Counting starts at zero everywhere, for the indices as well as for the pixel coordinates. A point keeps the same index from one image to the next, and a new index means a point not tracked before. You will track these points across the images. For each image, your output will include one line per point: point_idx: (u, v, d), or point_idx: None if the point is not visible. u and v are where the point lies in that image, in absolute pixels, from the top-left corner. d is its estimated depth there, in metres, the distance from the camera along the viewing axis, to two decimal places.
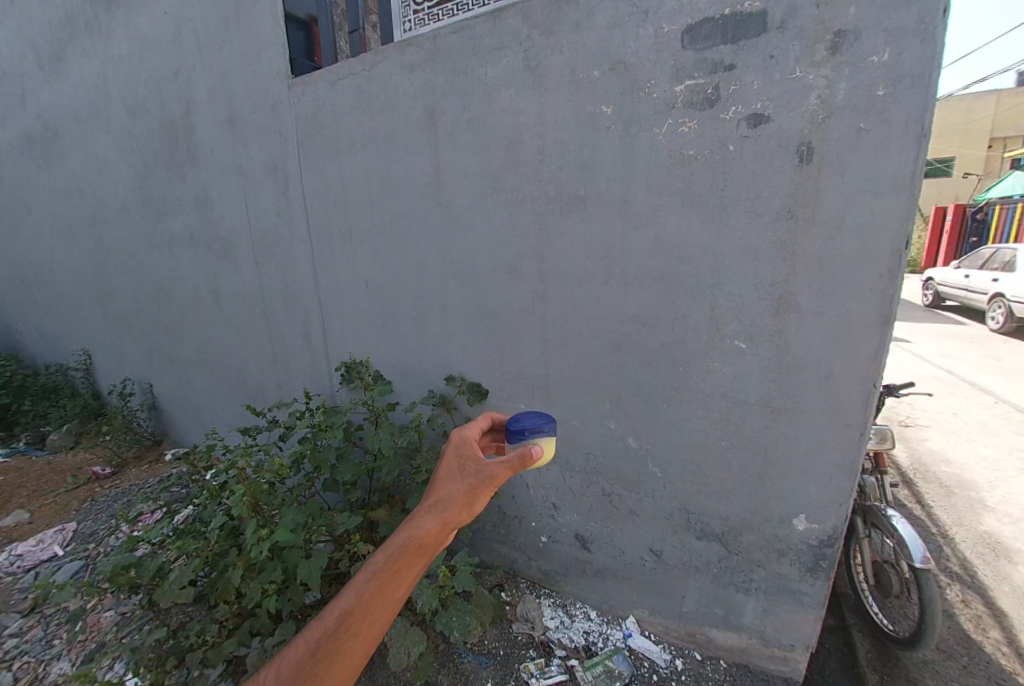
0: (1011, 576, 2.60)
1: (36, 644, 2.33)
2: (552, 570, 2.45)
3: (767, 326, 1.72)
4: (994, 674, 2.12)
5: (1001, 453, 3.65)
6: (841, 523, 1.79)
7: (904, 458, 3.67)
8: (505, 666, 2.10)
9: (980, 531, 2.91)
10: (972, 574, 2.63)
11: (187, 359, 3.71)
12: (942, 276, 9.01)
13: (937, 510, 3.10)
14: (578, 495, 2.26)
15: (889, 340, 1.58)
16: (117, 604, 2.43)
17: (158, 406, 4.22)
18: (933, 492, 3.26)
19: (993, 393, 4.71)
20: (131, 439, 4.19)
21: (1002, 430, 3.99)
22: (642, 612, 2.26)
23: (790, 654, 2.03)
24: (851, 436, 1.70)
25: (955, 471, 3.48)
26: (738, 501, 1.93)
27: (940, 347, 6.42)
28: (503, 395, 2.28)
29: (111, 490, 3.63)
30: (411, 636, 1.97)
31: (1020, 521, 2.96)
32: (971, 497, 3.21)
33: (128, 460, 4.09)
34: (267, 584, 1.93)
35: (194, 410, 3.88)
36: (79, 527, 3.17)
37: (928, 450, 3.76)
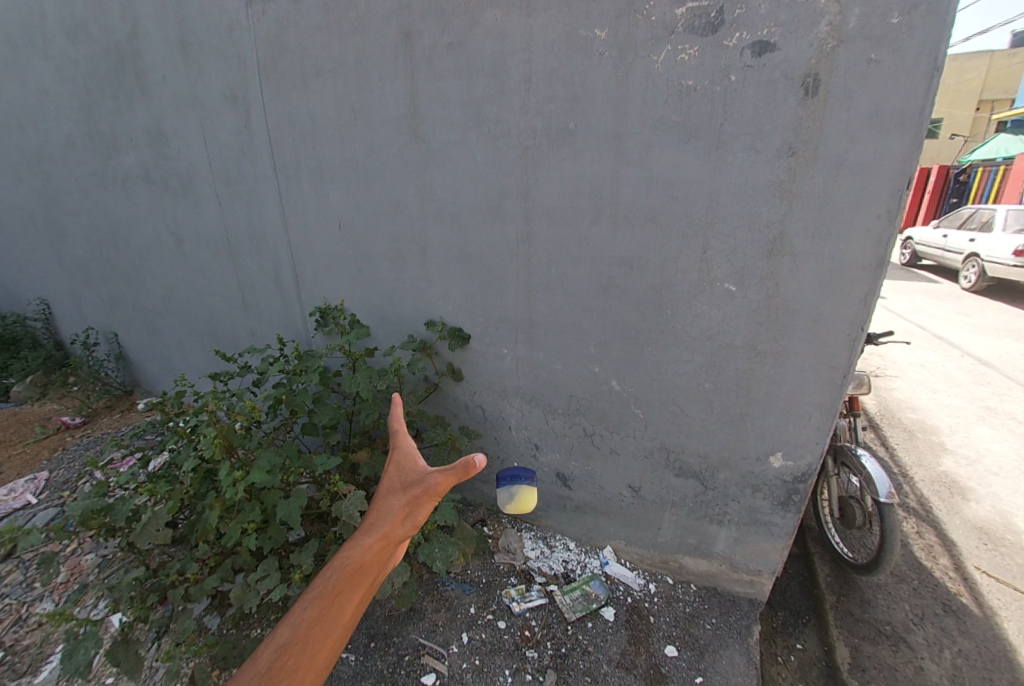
0: (963, 511, 2.78)
1: (17, 588, 2.38)
2: (534, 504, 2.55)
3: (759, 268, 1.70)
4: (942, 596, 2.32)
5: (964, 402, 3.81)
6: (816, 459, 1.87)
7: (872, 403, 3.83)
8: (488, 593, 2.23)
9: (938, 471, 3.08)
10: (927, 508, 2.81)
11: (153, 306, 3.58)
12: (922, 234, 9.03)
13: (900, 451, 3.28)
14: (560, 435, 2.30)
15: (881, 282, 1.59)
16: (96, 548, 2.49)
17: (127, 354, 4.12)
18: (897, 436, 3.43)
19: (959, 347, 4.87)
20: (100, 390, 4.10)
21: (965, 381, 4.16)
22: (619, 542, 2.40)
23: (756, 578, 2.19)
24: (834, 378, 1.73)
25: (918, 417, 3.64)
26: (717, 440, 1.98)
27: (914, 304, 6.53)
28: (485, 340, 2.27)
29: (83, 440, 3.61)
30: (394, 568, 2.04)
31: (976, 462, 3.15)
32: (932, 440, 3.38)
33: (100, 410, 4.04)
34: (247, 522, 1.96)
35: (165, 357, 3.79)
36: (52, 476, 3.16)
37: (896, 398, 3.90)
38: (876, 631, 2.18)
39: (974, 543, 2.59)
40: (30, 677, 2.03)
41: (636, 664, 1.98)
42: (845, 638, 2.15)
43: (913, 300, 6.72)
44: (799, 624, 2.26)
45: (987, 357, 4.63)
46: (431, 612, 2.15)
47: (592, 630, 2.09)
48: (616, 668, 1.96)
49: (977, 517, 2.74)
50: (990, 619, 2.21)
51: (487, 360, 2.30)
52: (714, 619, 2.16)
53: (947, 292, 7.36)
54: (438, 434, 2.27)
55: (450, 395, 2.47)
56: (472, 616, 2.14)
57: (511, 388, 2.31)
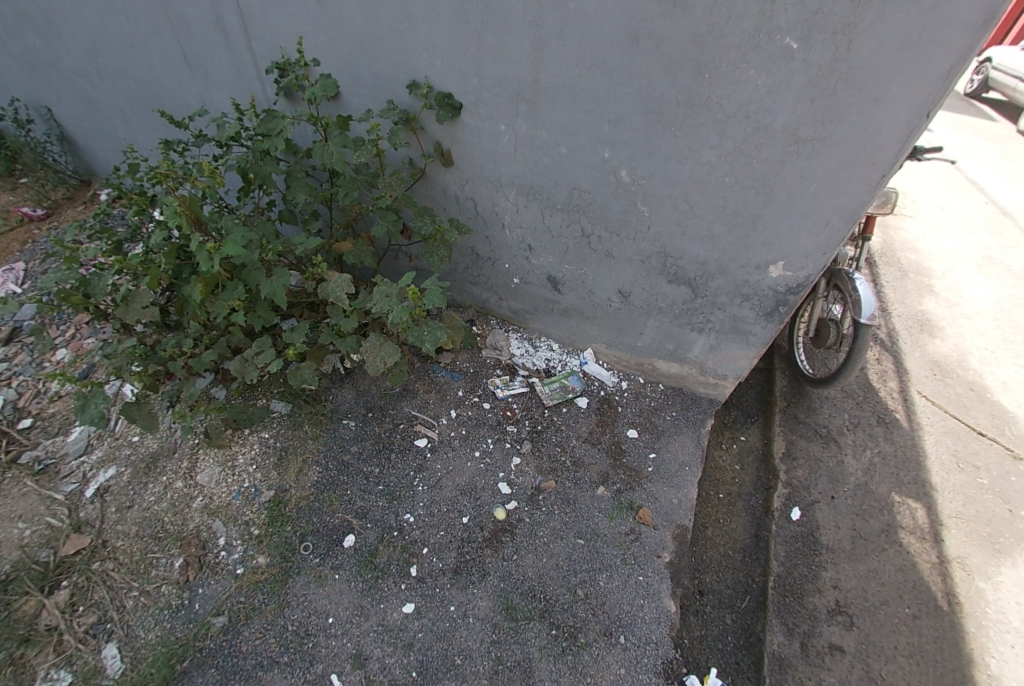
0: (926, 346, 2.89)
1: (27, 366, 2.34)
2: (521, 308, 2.52)
3: (834, 17, 1.34)
4: (877, 411, 2.53)
5: (968, 251, 3.65)
6: (815, 272, 1.80)
7: (876, 242, 3.68)
8: (475, 380, 2.37)
9: (918, 311, 3.11)
10: (893, 341, 2.92)
11: (75, 67, 2.81)
12: (1003, 56, 6.70)
13: (887, 289, 3.27)
14: (555, 235, 2.14)
15: (975, 51, 1.28)
16: (95, 332, 2.46)
17: (72, 137, 3.38)
18: (890, 275, 3.38)
19: (986, 192, 4.43)
20: (54, 177, 3.46)
21: (977, 229, 3.90)
22: (600, 345, 2.45)
23: (721, 382, 2.30)
24: (870, 178, 1.55)
25: (916, 259, 3.53)
26: (722, 245, 1.86)
27: (954, 139, 5.67)
28: (479, 111, 1.93)
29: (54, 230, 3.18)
30: (386, 349, 1.97)
31: (956, 307, 3.14)
32: (922, 282, 3.33)
33: (60, 201, 3.47)
34: (233, 302, 1.87)
35: (107, 141, 3.20)
36: (30, 265, 2.89)
37: (901, 238, 3.74)
38: (813, 432, 2.41)
39: (924, 374, 2.74)
40: (61, 435, 2.10)
41: (601, 440, 2.20)
42: (784, 435, 2.39)
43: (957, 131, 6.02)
44: (746, 422, 2.49)
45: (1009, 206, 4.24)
46: (422, 392, 2.30)
47: (565, 414, 2.29)
48: (584, 443, 2.19)
49: (938, 353, 2.86)
50: (914, 431, 2.45)
51: (480, 138, 1.99)
52: (674, 412, 2.34)
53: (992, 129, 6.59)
54: (425, 225, 2.10)
55: (439, 184, 2.22)
56: (460, 397, 2.30)
57: (505, 177, 2.06)
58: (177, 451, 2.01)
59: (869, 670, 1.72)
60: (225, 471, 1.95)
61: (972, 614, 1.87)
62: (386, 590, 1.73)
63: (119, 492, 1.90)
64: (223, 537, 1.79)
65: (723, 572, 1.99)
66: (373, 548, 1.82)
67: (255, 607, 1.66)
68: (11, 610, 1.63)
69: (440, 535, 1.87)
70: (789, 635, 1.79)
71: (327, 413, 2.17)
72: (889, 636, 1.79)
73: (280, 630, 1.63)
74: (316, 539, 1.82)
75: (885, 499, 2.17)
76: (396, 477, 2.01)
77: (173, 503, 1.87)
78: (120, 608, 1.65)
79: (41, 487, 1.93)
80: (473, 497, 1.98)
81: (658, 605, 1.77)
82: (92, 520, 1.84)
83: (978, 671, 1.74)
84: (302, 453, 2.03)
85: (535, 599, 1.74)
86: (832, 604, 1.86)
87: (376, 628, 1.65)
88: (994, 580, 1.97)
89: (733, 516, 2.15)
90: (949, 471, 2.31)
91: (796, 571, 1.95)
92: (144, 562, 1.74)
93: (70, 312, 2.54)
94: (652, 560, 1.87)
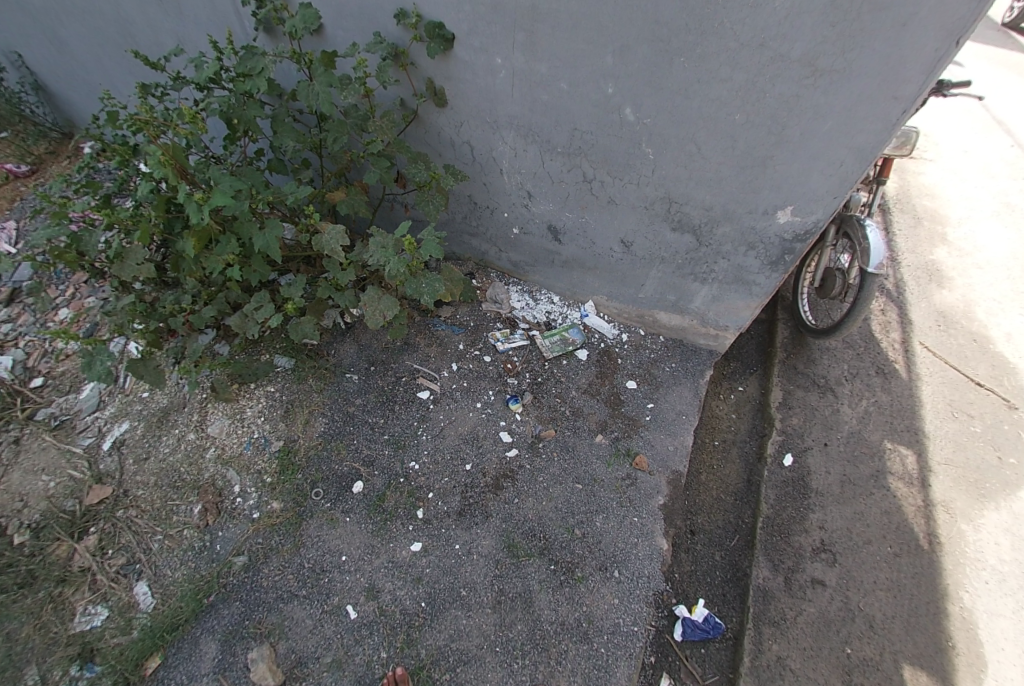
0: (933, 297, 2.85)
1: (30, 326, 2.35)
2: (521, 260, 2.48)
3: None
4: (878, 359, 2.53)
5: (986, 197, 3.52)
6: (824, 218, 1.74)
7: (891, 187, 3.54)
8: (476, 333, 2.36)
9: (928, 260, 3.04)
10: (900, 290, 2.88)
11: (41, 5, 2.62)
12: None
13: (898, 237, 3.18)
14: (555, 181, 2.07)
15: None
16: (95, 291, 2.46)
17: (47, 85, 3.22)
18: (902, 222, 3.28)
19: (1010, 132, 4.22)
20: (33, 130, 3.30)
21: (998, 173, 3.75)
22: (601, 297, 2.42)
23: (722, 332, 2.29)
24: (889, 114, 1.46)
25: (931, 205, 3.42)
26: (728, 189, 1.80)
27: (983, 75, 5.34)
28: (474, 45, 1.81)
29: (40, 186, 3.06)
30: (384, 303, 1.95)
31: (968, 256, 3.07)
32: (935, 229, 3.24)
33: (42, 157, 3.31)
34: (227, 257, 1.84)
35: (85, 88, 3.04)
36: (21, 224, 2.82)
37: (919, 183, 3.60)
38: (812, 381, 2.42)
39: (928, 323, 2.72)
40: (73, 393, 2.13)
41: (600, 391, 2.22)
42: (782, 384, 2.40)
43: (991, 64, 5.59)
44: (745, 373, 2.50)
45: None
46: (423, 346, 2.30)
47: (565, 366, 2.30)
48: (583, 393, 2.21)
49: (944, 303, 2.82)
50: (912, 380, 2.46)
51: (476, 74, 1.88)
52: (674, 363, 2.34)
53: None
54: (419, 172, 2.02)
55: (434, 126, 2.12)
56: (461, 350, 2.30)
57: (503, 118, 1.96)
58: (186, 405, 2.04)
59: (848, 601, 1.81)
60: (234, 423, 1.99)
61: (951, 552, 1.95)
62: (395, 531, 1.80)
63: (135, 444, 1.95)
64: (237, 484, 1.85)
65: (714, 514, 2.06)
66: (381, 493, 1.88)
67: (273, 547, 1.74)
68: (44, 554, 1.72)
69: (445, 480, 1.93)
70: (774, 570, 1.88)
71: (330, 367, 2.18)
72: (869, 571, 1.87)
73: (297, 567, 1.71)
74: (327, 485, 1.88)
75: (877, 445, 2.21)
76: (400, 427, 2.04)
77: (188, 454, 1.92)
78: (146, 550, 1.73)
79: (59, 441, 1.98)
80: (476, 445, 2.03)
81: (650, 543, 1.84)
82: (112, 471, 1.90)
83: (950, 605, 1.83)
84: (307, 405, 2.06)
85: (535, 538, 1.82)
86: (817, 542, 1.94)
87: (386, 564, 1.73)
88: (975, 522, 2.04)
89: (727, 462, 2.20)
90: (943, 420, 2.33)
91: (785, 512, 2.01)
92: (164, 509, 1.81)
93: (68, 272, 2.52)
94: (647, 502, 1.93)
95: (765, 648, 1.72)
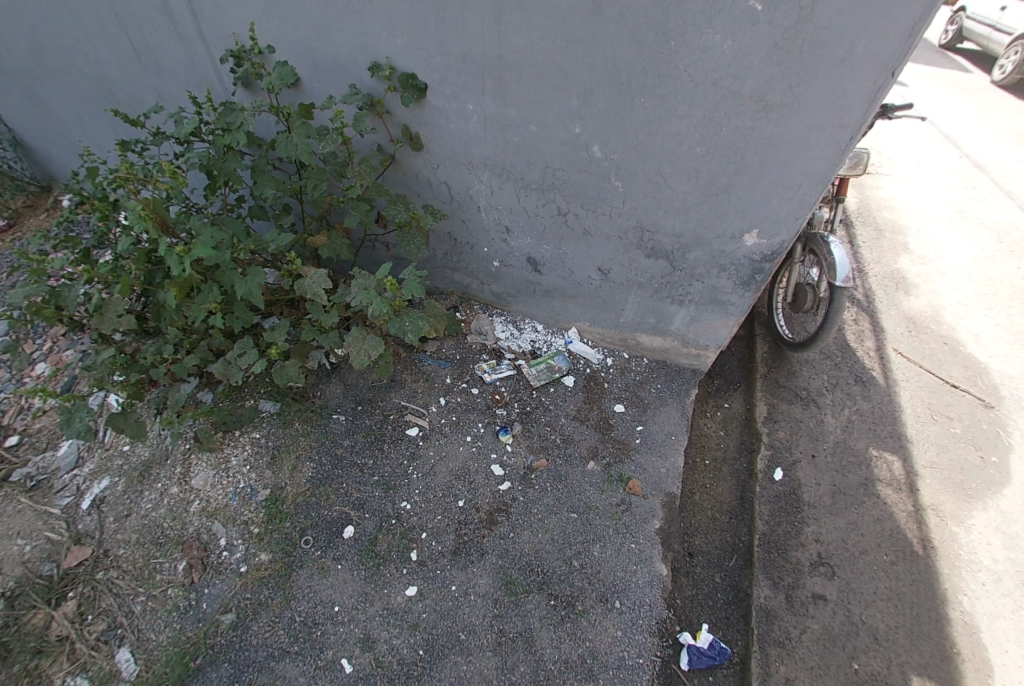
0: (901, 304, 2.95)
1: (7, 384, 2.31)
2: (504, 291, 2.52)
3: None
4: (856, 368, 2.60)
5: (943, 206, 3.69)
6: (789, 238, 1.82)
7: (852, 202, 3.71)
8: (462, 366, 2.38)
9: (893, 269, 3.17)
10: (870, 300, 2.98)
11: (21, 68, 2.67)
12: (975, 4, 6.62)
13: (863, 248, 3.32)
14: (532, 215, 2.13)
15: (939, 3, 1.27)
16: (73, 344, 2.42)
17: (26, 140, 3.24)
18: (866, 235, 3.42)
19: (958, 145, 4.47)
20: (11, 185, 3.30)
21: (951, 183, 3.95)
22: (583, 324, 2.47)
23: (703, 351, 2.34)
24: (839, 141, 1.56)
25: (891, 217, 3.58)
26: (696, 216, 1.88)
27: (928, 93, 5.69)
28: (445, 92, 1.89)
29: (17, 241, 3.04)
30: (369, 342, 1.96)
31: (931, 263, 3.21)
32: (897, 239, 3.38)
33: (20, 211, 3.30)
34: (210, 305, 1.84)
35: (65, 143, 3.07)
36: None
37: (877, 197, 3.78)
38: (794, 394, 2.47)
39: (900, 330, 2.81)
40: (50, 451, 2.07)
41: (589, 416, 2.24)
42: (767, 399, 2.44)
43: (936, 85, 5.90)
44: (729, 390, 2.54)
45: (981, 158, 4.29)
46: (410, 382, 2.30)
47: (553, 393, 2.32)
48: (573, 420, 2.23)
49: (913, 309, 2.92)
50: (890, 386, 2.53)
51: (449, 119, 1.96)
52: (659, 384, 2.38)
53: (975, 78, 6.25)
54: (399, 213, 2.06)
55: (411, 169, 2.18)
56: (448, 384, 2.31)
57: (477, 158, 2.04)
58: (169, 457, 1.99)
59: (851, 615, 1.81)
60: (219, 473, 1.94)
61: (946, 556, 1.97)
62: (388, 576, 1.77)
63: (116, 502, 1.90)
64: (223, 538, 1.81)
65: (711, 534, 2.05)
66: (373, 536, 1.85)
67: (262, 601, 1.69)
68: (19, 625, 1.64)
69: (438, 519, 1.91)
70: (774, 588, 1.87)
71: (316, 409, 2.17)
72: (868, 582, 1.88)
73: (288, 622, 1.66)
74: (316, 532, 1.85)
75: (863, 453, 2.25)
76: (390, 467, 2.03)
77: (171, 508, 1.87)
78: (128, 614, 1.67)
79: (35, 503, 1.92)
80: (468, 480, 2.02)
81: (649, 569, 1.83)
82: (92, 530, 1.84)
83: (950, 610, 1.84)
84: (294, 450, 2.03)
85: (533, 573, 1.79)
86: (815, 556, 1.94)
87: (381, 612, 1.69)
88: (966, 524, 2.07)
89: (719, 480, 2.21)
90: (924, 423, 2.39)
91: (780, 528, 2.02)
92: (147, 567, 1.75)
93: (46, 327, 2.49)
94: (643, 528, 1.93)
95: (773, 670, 1.69)
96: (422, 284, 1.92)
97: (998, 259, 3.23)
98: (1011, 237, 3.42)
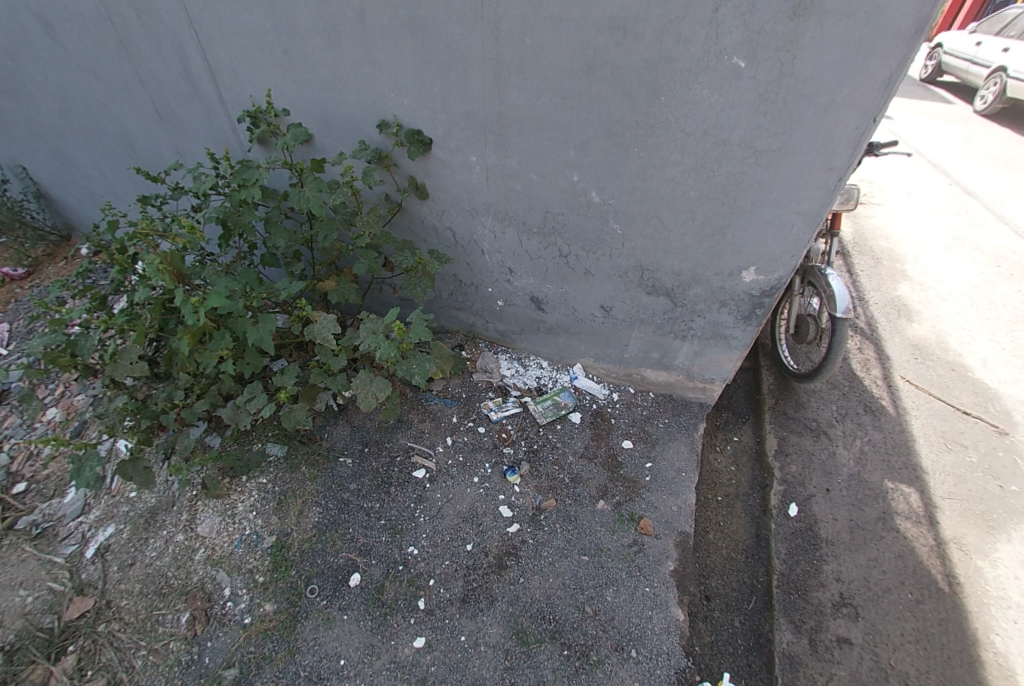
0: (905, 331, 2.96)
1: (18, 430, 2.34)
2: (508, 329, 2.56)
3: (777, 33, 1.41)
4: (865, 398, 2.58)
5: (938, 233, 3.74)
6: (786, 275, 1.85)
7: (847, 232, 3.77)
8: (468, 405, 2.40)
9: (893, 296, 3.19)
10: (873, 328, 3.00)
11: (51, 128, 2.83)
12: (953, 41, 6.92)
13: (862, 277, 3.35)
14: (534, 257, 2.19)
15: (913, 55, 1.35)
16: (84, 388, 2.45)
17: (48, 192, 3.39)
18: (863, 264, 3.46)
19: (948, 174, 4.57)
20: (32, 235, 3.43)
21: (943, 211, 4.02)
22: (588, 360, 2.49)
23: (708, 384, 2.35)
24: (827, 183, 1.61)
25: (888, 246, 3.63)
26: (693, 255, 1.92)
27: (916, 124, 5.86)
28: (448, 146, 1.98)
29: (35, 289, 3.14)
30: (376, 384, 1.98)
31: (931, 289, 3.23)
32: (895, 267, 3.42)
33: (40, 260, 3.43)
34: (221, 351, 1.88)
35: (86, 194, 3.20)
36: (13, 327, 2.86)
37: (871, 226, 3.84)
38: (804, 426, 2.46)
39: (906, 357, 2.81)
40: (57, 498, 2.09)
41: (597, 454, 2.23)
42: (775, 432, 2.43)
43: (921, 117, 6.08)
44: (738, 422, 2.52)
45: (972, 185, 4.38)
46: (417, 422, 2.32)
47: (560, 431, 2.31)
48: (581, 457, 2.22)
49: (917, 336, 2.93)
50: (901, 416, 2.50)
51: (452, 170, 2.05)
52: (667, 419, 2.37)
53: (961, 109, 6.42)
54: (405, 259, 2.12)
55: (416, 216, 2.27)
56: (454, 423, 2.32)
57: (481, 206, 2.11)
58: (175, 504, 1.99)
59: (878, 659, 1.74)
60: (225, 520, 1.94)
61: (973, 594, 1.91)
62: (396, 626, 1.73)
63: (120, 550, 1.89)
64: (227, 587, 1.79)
65: (728, 574, 2.00)
66: (380, 584, 1.82)
67: (266, 655, 1.66)
68: (17, 681, 1.61)
69: (446, 565, 1.88)
70: (797, 633, 1.81)
71: (323, 452, 2.18)
72: (894, 624, 1.82)
73: (292, 677, 1.62)
74: (322, 581, 1.82)
75: (878, 486, 2.21)
76: (398, 510, 2.02)
77: (175, 557, 1.86)
78: (128, 668, 1.64)
79: (40, 552, 1.92)
80: (476, 523, 2.00)
81: (665, 615, 1.78)
82: (94, 580, 1.83)
83: (983, 651, 1.77)
84: (301, 495, 2.03)
85: (545, 621, 1.75)
86: (837, 596, 1.89)
87: (388, 666, 1.65)
88: (991, 557, 2.01)
89: (732, 517, 2.17)
90: (939, 452, 2.36)
91: (798, 567, 1.97)
92: (149, 619, 1.73)
93: (58, 372, 2.53)
94: (657, 569, 1.89)
95: None
96: (428, 327, 1.96)
97: (998, 284, 3.26)
98: (1009, 262, 3.45)
